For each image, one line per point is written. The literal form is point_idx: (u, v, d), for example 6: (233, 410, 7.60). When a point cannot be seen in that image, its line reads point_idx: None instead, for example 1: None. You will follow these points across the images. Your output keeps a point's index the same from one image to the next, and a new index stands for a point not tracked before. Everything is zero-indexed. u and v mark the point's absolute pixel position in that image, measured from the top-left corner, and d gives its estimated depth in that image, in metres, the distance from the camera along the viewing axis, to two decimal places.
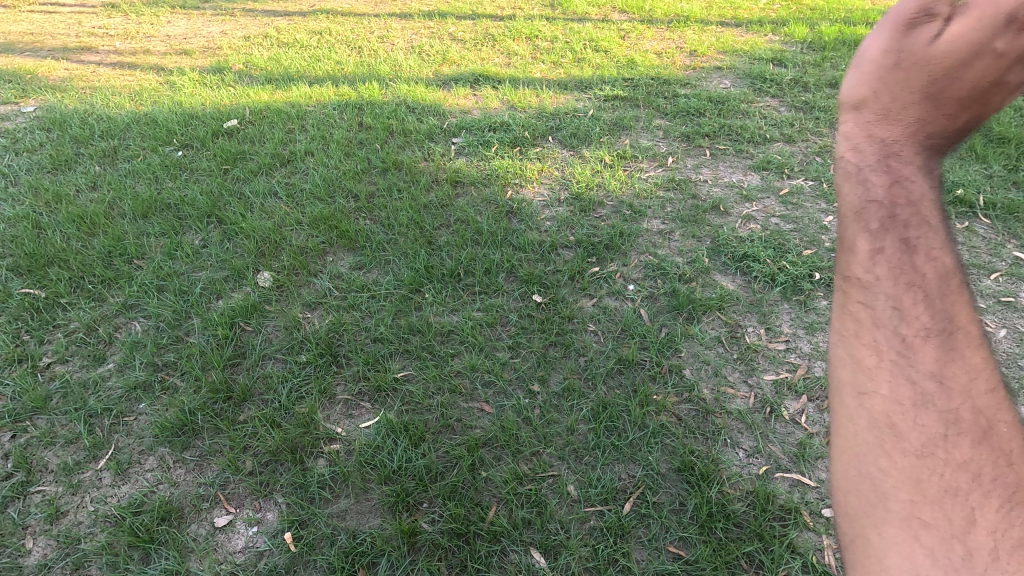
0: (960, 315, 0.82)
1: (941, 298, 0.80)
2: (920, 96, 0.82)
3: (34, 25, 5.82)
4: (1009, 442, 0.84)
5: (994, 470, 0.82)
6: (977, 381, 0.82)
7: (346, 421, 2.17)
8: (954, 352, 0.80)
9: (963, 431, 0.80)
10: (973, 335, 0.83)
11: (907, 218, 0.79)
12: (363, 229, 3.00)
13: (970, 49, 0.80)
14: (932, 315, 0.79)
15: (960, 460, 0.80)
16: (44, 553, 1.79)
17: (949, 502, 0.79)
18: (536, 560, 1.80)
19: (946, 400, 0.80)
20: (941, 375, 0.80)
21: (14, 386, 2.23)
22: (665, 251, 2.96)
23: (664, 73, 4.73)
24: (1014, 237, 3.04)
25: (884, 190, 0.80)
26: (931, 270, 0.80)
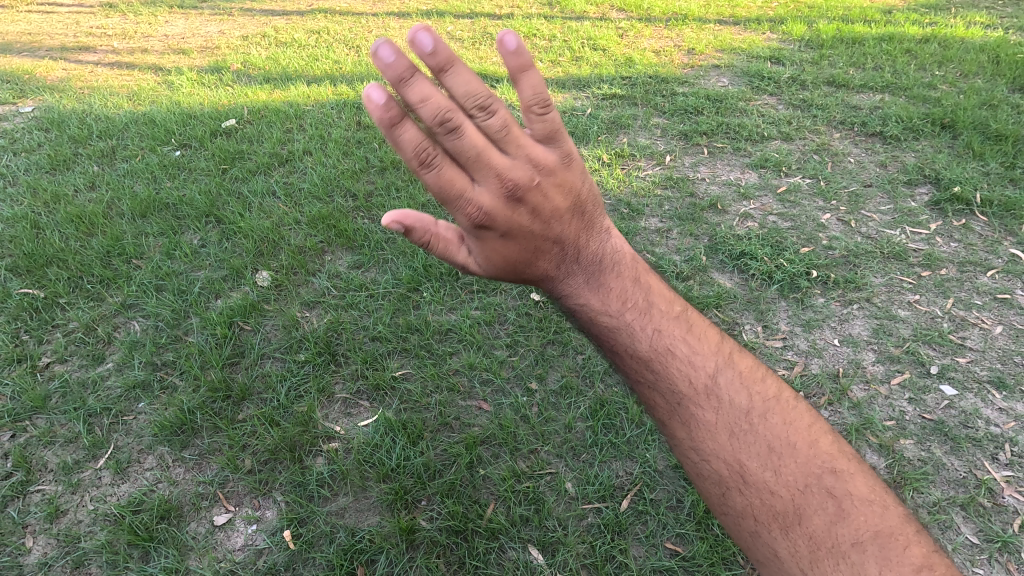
0: (683, 388, 1.01)
1: (657, 381, 1.03)
2: (508, 272, 1.09)
3: (31, 24, 5.82)
4: (782, 466, 0.98)
5: (776, 505, 0.96)
6: (722, 434, 1.00)
7: (344, 420, 2.17)
8: (689, 423, 1.01)
9: (728, 485, 0.99)
10: (710, 399, 1.01)
11: (606, 333, 1.06)
12: (361, 228, 3.01)
13: (490, 245, 1.03)
14: (665, 399, 1.02)
15: (750, 516, 0.98)
16: (44, 552, 1.80)
17: (758, 537, 0.97)
18: (533, 557, 1.81)
19: (705, 464, 1.01)
20: (699, 447, 1.01)
21: (13, 386, 2.24)
22: (663, 249, 2.96)
23: (662, 72, 4.73)
24: (1010, 235, 3.05)
25: (594, 329, 1.08)
26: (647, 372, 1.03)
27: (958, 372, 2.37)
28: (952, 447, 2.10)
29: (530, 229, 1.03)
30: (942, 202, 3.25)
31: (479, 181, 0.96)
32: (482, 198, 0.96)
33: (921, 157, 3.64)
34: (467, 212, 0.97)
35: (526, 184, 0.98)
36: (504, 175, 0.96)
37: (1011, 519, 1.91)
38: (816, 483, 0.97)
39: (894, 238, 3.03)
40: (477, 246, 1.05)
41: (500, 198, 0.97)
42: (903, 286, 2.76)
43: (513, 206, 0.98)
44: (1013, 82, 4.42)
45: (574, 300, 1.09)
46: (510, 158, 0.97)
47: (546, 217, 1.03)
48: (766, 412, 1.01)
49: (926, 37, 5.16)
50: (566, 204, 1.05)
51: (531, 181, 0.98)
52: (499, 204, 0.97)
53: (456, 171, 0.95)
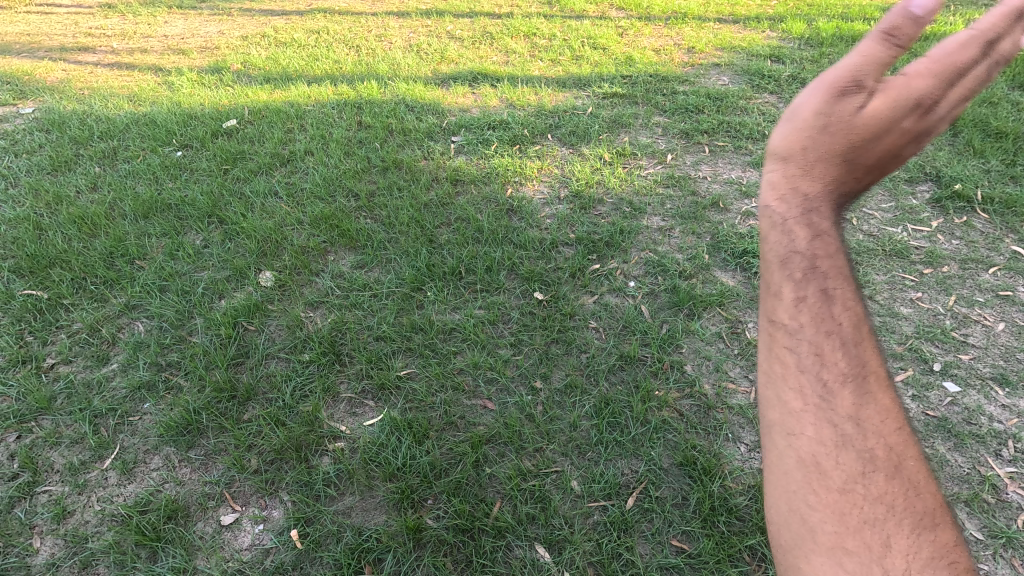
0: (873, 360, 0.79)
1: (854, 343, 0.77)
2: (839, 152, 0.78)
3: (30, 25, 5.82)
4: (925, 475, 0.83)
5: (916, 505, 0.80)
6: (890, 422, 0.79)
7: (350, 419, 2.18)
8: (869, 397, 0.77)
9: (878, 469, 0.77)
10: (882, 378, 0.80)
11: (815, 255, 0.76)
12: (364, 228, 3.01)
13: (893, 117, 0.78)
14: (851, 363, 0.76)
15: (879, 506, 0.76)
16: (51, 553, 1.81)
17: (871, 530, 0.75)
18: (540, 555, 1.82)
19: (861, 441, 0.76)
20: (859, 418, 0.76)
21: (19, 387, 2.24)
22: (665, 247, 2.97)
23: (662, 70, 4.74)
24: (1012, 232, 3.05)
25: (807, 244, 0.77)
26: (846, 320, 0.77)
27: (961, 369, 2.38)
28: (955, 443, 2.11)
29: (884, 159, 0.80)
30: (943, 200, 3.26)
31: (954, 98, 0.80)
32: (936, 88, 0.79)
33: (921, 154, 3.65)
34: (933, 91, 0.79)
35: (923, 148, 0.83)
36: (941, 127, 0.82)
37: (1015, 515, 1.91)
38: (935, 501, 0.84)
39: (896, 236, 3.04)
40: (885, 101, 0.78)
41: (932, 127, 0.80)
42: (905, 283, 2.77)
43: (920, 137, 0.81)
44: (1012, 80, 4.43)
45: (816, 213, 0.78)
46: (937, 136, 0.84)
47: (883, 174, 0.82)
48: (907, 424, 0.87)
49: (926, 35, 5.16)
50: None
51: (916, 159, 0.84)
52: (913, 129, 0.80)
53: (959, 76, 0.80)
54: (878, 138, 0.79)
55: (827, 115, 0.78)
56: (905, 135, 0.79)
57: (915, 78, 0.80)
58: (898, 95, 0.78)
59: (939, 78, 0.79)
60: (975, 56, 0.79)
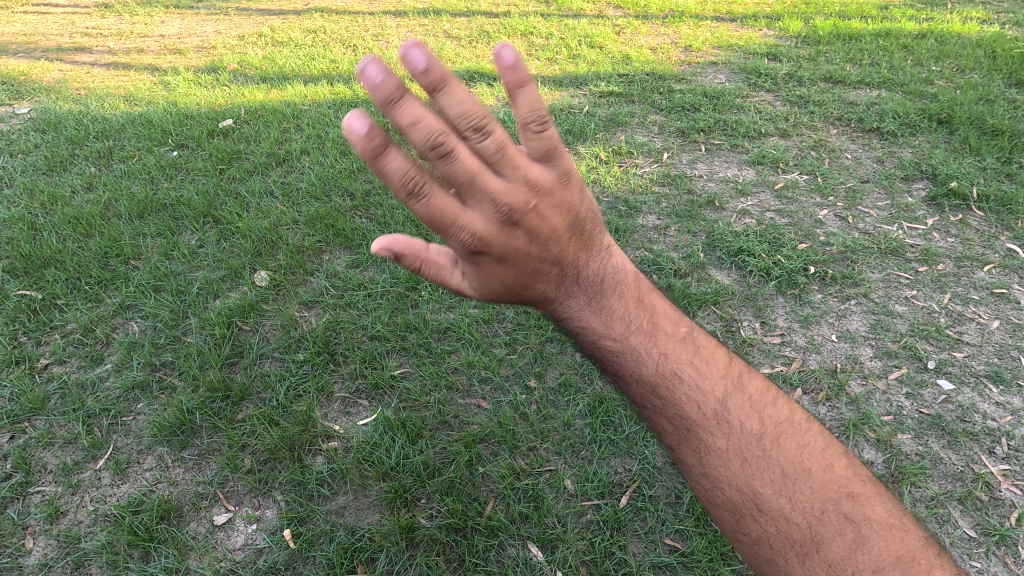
0: (693, 412, 0.96)
1: (663, 406, 0.97)
2: (506, 294, 1.03)
3: (26, 25, 5.82)
4: (797, 492, 0.92)
5: (791, 532, 0.91)
6: (734, 461, 0.94)
7: (344, 419, 2.18)
8: (698, 449, 0.96)
9: (741, 513, 0.94)
10: (708, 423, 0.96)
11: (603, 354, 1.01)
12: (359, 228, 3.00)
13: (489, 269, 0.97)
14: (673, 425, 0.97)
15: (764, 540, 0.92)
16: (44, 553, 1.80)
17: (771, 561, 0.91)
18: (533, 554, 1.82)
19: (718, 492, 0.95)
20: (708, 472, 0.96)
21: (12, 387, 2.24)
22: (661, 246, 2.97)
23: (659, 69, 4.74)
24: (1007, 229, 3.05)
25: (592, 349, 1.03)
26: (648, 394, 0.98)
27: (955, 366, 2.38)
28: (949, 441, 2.11)
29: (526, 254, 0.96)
30: (939, 197, 3.25)
31: (471, 208, 0.90)
32: (475, 223, 0.90)
33: (918, 152, 3.65)
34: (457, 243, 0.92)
35: (522, 207, 0.92)
36: (500, 199, 0.90)
37: (1009, 513, 1.91)
38: (833, 510, 0.91)
39: (891, 234, 3.04)
40: (469, 274, 0.99)
41: (499, 222, 0.91)
42: (900, 281, 2.77)
43: (508, 227, 0.92)
44: (1009, 78, 4.43)
45: (579, 320, 1.03)
46: (506, 180, 0.90)
47: (544, 242, 0.97)
48: (778, 436, 0.96)
49: (923, 33, 5.16)
50: (566, 224, 0.99)
51: (529, 205, 0.92)
52: (494, 230, 0.91)
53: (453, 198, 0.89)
54: (507, 269, 0.97)
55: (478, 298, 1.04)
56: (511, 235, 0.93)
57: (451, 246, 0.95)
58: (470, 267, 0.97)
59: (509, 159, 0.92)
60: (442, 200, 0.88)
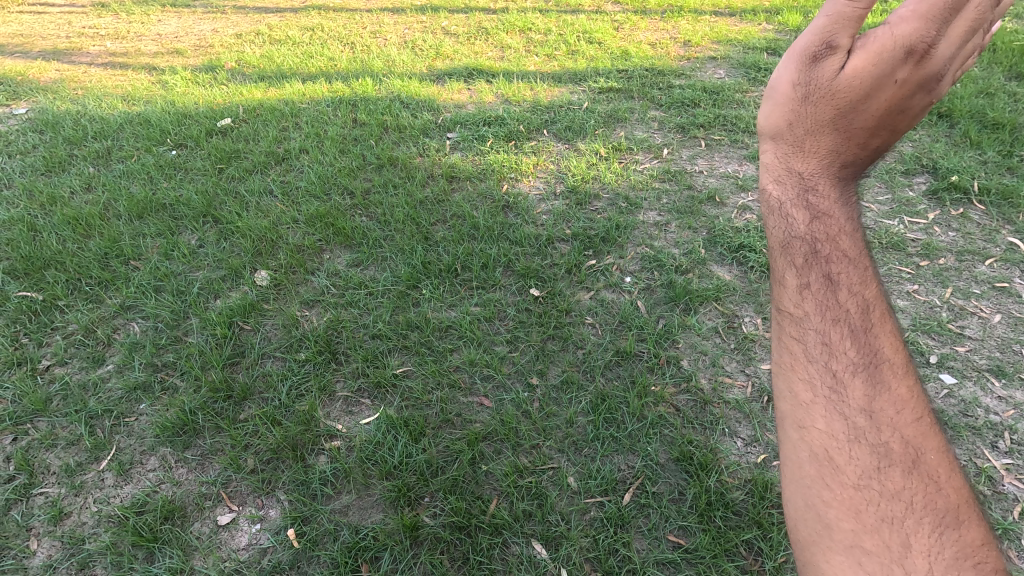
0: (881, 351, 1.02)
1: (853, 331, 1.01)
2: (846, 100, 1.04)
3: (23, 25, 5.79)
4: (947, 476, 0.98)
5: (936, 503, 0.94)
6: (900, 420, 0.98)
7: (346, 418, 2.17)
8: (872, 382, 0.99)
9: (893, 462, 0.95)
10: (894, 367, 1.02)
11: (808, 256, 1.04)
12: (359, 226, 2.99)
13: (880, 72, 1.02)
14: (856, 353, 1.00)
15: (898, 504, 0.93)
16: (48, 554, 1.80)
17: (888, 528, 0.91)
18: (537, 552, 1.82)
19: (868, 431, 0.96)
20: (870, 409, 0.97)
21: (14, 389, 2.24)
22: (661, 242, 2.96)
23: (658, 64, 4.72)
24: (1008, 223, 3.05)
25: (806, 228, 1.05)
26: (846, 305, 1.02)
27: (957, 361, 2.38)
28: (952, 436, 2.11)
29: (885, 112, 1.04)
30: (940, 191, 3.25)
31: (946, 35, 1.02)
32: (907, 30, 1.02)
33: (919, 146, 3.64)
34: (914, 34, 1.01)
35: (936, 79, 1.04)
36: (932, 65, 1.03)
37: (1011, 507, 1.92)
38: (960, 508, 0.96)
39: (892, 228, 3.04)
40: (859, 55, 1.03)
41: (929, 70, 1.03)
42: (901, 276, 2.76)
43: (923, 82, 1.03)
44: (1009, 71, 4.42)
45: (813, 204, 1.06)
46: (947, 57, 1.03)
47: (893, 118, 1.05)
48: (937, 433, 1.02)
49: None
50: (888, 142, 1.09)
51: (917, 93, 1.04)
52: (907, 64, 1.02)
53: (926, 20, 1.01)
54: (872, 98, 1.04)
55: (805, 85, 1.07)
56: (903, 84, 1.03)
57: (895, 26, 1.02)
58: (875, 47, 1.02)
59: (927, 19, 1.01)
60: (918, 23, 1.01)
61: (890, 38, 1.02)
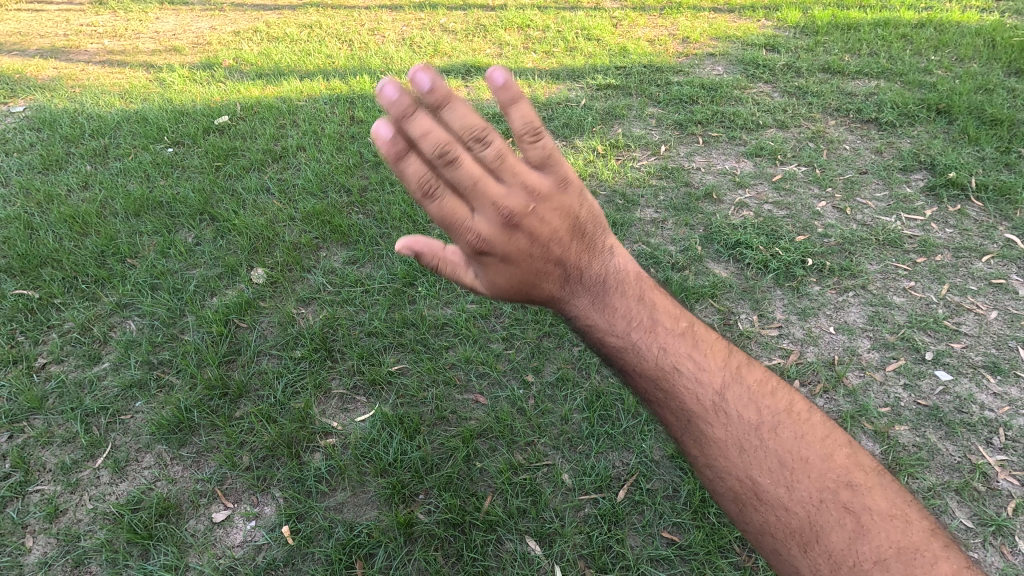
0: (693, 404, 0.96)
1: (665, 399, 0.97)
2: (515, 295, 1.07)
3: (21, 23, 5.79)
4: (797, 482, 0.92)
5: (791, 523, 0.90)
6: (733, 450, 0.94)
7: (341, 415, 2.18)
8: (700, 440, 0.96)
9: (744, 500, 0.94)
10: (708, 407, 0.96)
11: (607, 347, 1.02)
12: (356, 223, 2.99)
13: (494, 269, 1.02)
14: (676, 416, 0.97)
15: (768, 532, 0.93)
16: (44, 551, 1.81)
17: (776, 553, 0.92)
18: (531, 548, 1.82)
19: (720, 482, 0.96)
20: (711, 464, 0.96)
21: (10, 387, 2.24)
22: (658, 239, 2.96)
23: (657, 61, 4.71)
24: (1005, 220, 3.04)
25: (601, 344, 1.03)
26: (651, 389, 0.98)
27: (953, 357, 2.37)
28: (947, 432, 2.11)
29: (531, 256, 1.00)
30: (938, 187, 3.24)
31: (477, 208, 0.94)
32: (481, 226, 0.95)
33: (917, 143, 3.63)
34: (467, 241, 0.97)
35: (521, 211, 0.95)
36: (500, 204, 0.94)
37: (1006, 503, 1.92)
38: (834, 497, 0.91)
39: (890, 225, 3.03)
40: (480, 273, 1.04)
41: (494, 230, 0.95)
42: (898, 273, 2.76)
43: (507, 228, 0.96)
44: (1008, 67, 4.40)
45: (583, 316, 1.04)
46: (507, 186, 0.95)
47: (544, 246, 1.00)
48: (775, 427, 0.95)
49: (921, 22, 5.13)
50: (566, 229, 1.01)
51: (527, 209, 0.96)
52: (497, 234, 0.96)
53: (455, 204, 0.94)
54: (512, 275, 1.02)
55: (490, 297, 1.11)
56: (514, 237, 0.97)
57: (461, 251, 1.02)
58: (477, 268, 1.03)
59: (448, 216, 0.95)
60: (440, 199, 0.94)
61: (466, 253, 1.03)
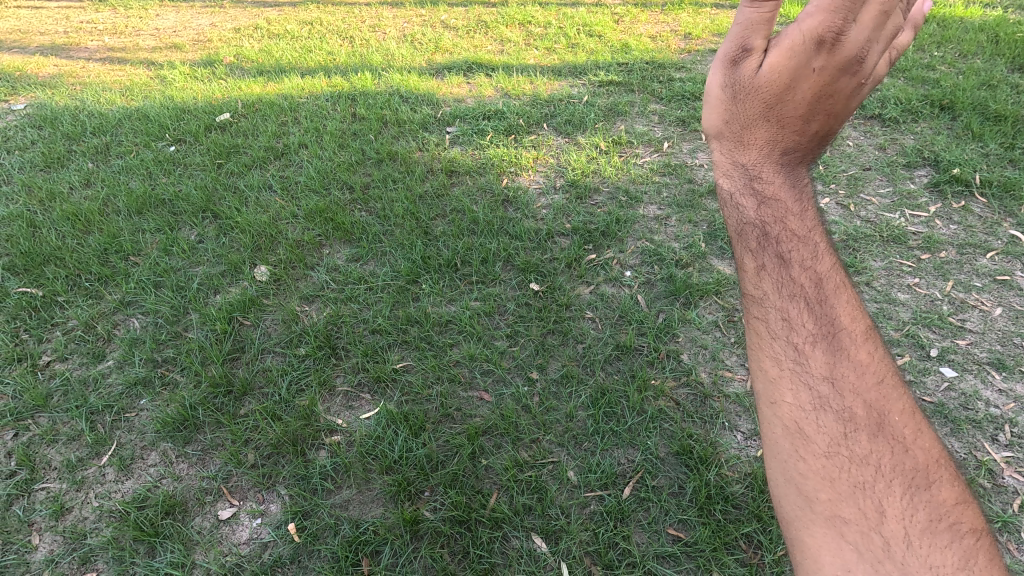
0: (842, 317, 0.97)
1: (816, 299, 0.96)
2: (766, 98, 1.00)
3: (21, 21, 5.78)
4: (917, 437, 0.94)
5: (903, 463, 0.91)
6: (865, 379, 0.94)
7: (346, 413, 2.18)
8: (837, 353, 0.94)
9: (860, 428, 0.92)
10: (855, 329, 0.97)
11: (767, 219, 0.99)
12: (359, 221, 2.99)
13: (795, 64, 0.97)
14: (818, 322, 0.95)
15: (869, 467, 0.90)
16: (50, 549, 1.81)
17: (863, 494, 0.88)
18: (537, 545, 1.82)
19: (836, 400, 0.92)
20: (834, 378, 0.93)
21: (14, 384, 2.24)
22: (662, 236, 2.95)
23: (659, 57, 4.69)
24: (1010, 216, 3.03)
25: (755, 212, 1.00)
26: (805, 278, 0.96)
27: (957, 354, 2.37)
28: (952, 429, 2.11)
29: (815, 99, 0.98)
30: (941, 184, 3.23)
31: (858, 19, 0.94)
32: (842, 42, 0.95)
33: (920, 139, 3.62)
34: (825, 27, 0.94)
35: (854, 68, 0.96)
36: (863, 51, 0.95)
37: (1011, 499, 1.92)
38: (935, 466, 0.93)
39: (893, 222, 3.02)
40: (780, 52, 0.98)
41: (847, 53, 0.95)
42: (902, 269, 2.76)
43: (845, 67, 0.96)
44: (1012, 62, 4.39)
45: (761, 178, 1.01)
46: (866, 38, 0.95)
47: (823, 105, 0.98)
48: (901, 389, 0.97)
49: (924, 17, 5.11)
50: (831, 125, 1.01)
51: (852, 76, 0.96)
52: (835, 58, 0.95)
53: (853, 3, 0.92)
54: (789, 90, 0.99)
55: (731, 86, 1.04)
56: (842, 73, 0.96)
57: (807, 19, 0.96)
58: (791, 43, 0.97)
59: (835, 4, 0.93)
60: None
61: (799, 33, 0.97)
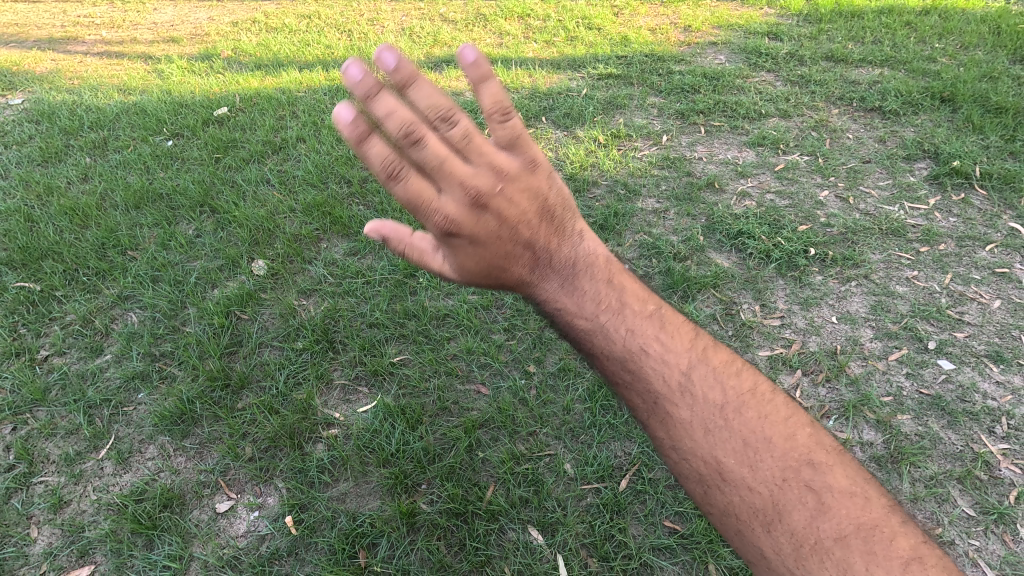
0: (659, 382, 0.89)
1: (633, 381, 0.90)
2: (484, 281, 1.00)
3: (17, 15, 5.74)
4: (760, 460, 0.86)
5: (755, 502, 0.84)
6: (697, 432, 0.87)
7: (344, 406, 2.18)
8: (666, 421, 0.89)
9: (708, 485, 0.87)
10: (677, 392, 0.89)
11: (571, 334, 0.95)
12: (357, 215, 2.98)
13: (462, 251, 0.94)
14: (642, 398, 0.90)
15: (731, 515, 0.86)
16: (49, 542, 1.82)
17: (743, 539, 0.86)
18: (533, 538, 1.83)
19: (684, 463, 0.89)
20: (676, 446, 0.89)
21: (12, 379, 2.24)
22: (660, 230, 2.94)
23: (658, 50, 4.66)
24: (1010, 208, 3.02)
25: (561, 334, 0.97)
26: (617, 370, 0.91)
27: (955, 347, 2.37)
28: (949, 421, 2.11)
29: (500, 241, 0.94)
30: (941, 176, 3.22)
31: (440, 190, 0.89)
32: (448, 207, 0.90)
33: (920, 131, 3.60)
34: (436, 221, 0.91)
35: (489, 190, 0.91)
36: (468, 182, 0.89)
37: (1008, 492, 1.92)
38: (795, 479, 0.85)
39: (892, 214, 3.01)
40: (450, 254, 0.97)
41: (466, 209, 0.90)
42: (901, 262, 2.75)
43: (476, 210, 0.91)
44: (1014, 54, 4.36)
45: (546, 303, 0.97)
46: (473, 166, 0.90)
47: (513, 226, 0.94)
48: (745, 406, 0.89)
49: (926, 9, 5.08)
50: (535, 208, 0.95)
51: (494, 188, 0.91)
52: (464, 214, 0.90)
53: (421, 181, 0.89)
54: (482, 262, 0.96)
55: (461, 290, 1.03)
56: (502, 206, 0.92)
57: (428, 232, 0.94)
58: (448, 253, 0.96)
59: (417, 209, 0.90)
60: (410, 185, 0.88)
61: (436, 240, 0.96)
